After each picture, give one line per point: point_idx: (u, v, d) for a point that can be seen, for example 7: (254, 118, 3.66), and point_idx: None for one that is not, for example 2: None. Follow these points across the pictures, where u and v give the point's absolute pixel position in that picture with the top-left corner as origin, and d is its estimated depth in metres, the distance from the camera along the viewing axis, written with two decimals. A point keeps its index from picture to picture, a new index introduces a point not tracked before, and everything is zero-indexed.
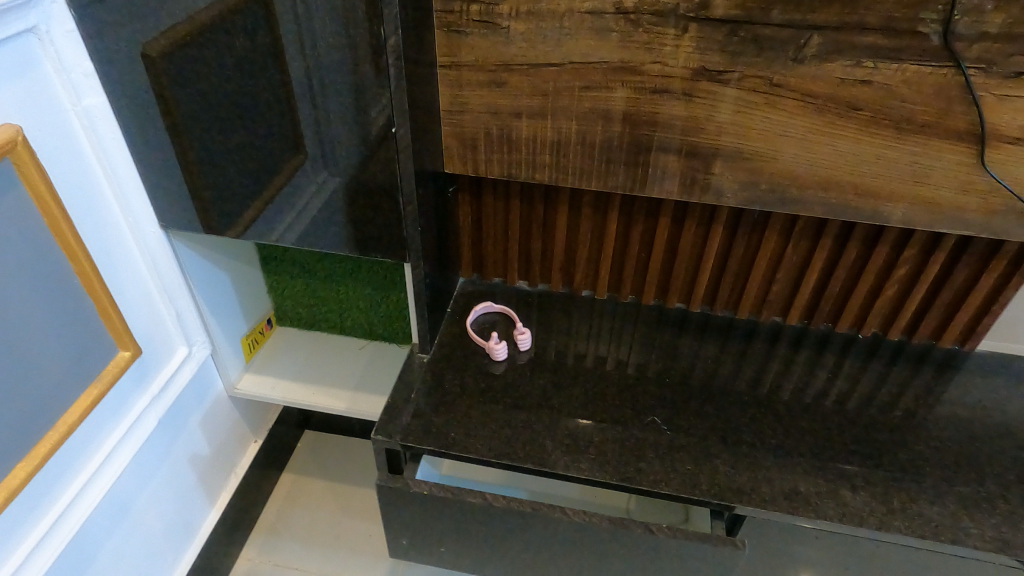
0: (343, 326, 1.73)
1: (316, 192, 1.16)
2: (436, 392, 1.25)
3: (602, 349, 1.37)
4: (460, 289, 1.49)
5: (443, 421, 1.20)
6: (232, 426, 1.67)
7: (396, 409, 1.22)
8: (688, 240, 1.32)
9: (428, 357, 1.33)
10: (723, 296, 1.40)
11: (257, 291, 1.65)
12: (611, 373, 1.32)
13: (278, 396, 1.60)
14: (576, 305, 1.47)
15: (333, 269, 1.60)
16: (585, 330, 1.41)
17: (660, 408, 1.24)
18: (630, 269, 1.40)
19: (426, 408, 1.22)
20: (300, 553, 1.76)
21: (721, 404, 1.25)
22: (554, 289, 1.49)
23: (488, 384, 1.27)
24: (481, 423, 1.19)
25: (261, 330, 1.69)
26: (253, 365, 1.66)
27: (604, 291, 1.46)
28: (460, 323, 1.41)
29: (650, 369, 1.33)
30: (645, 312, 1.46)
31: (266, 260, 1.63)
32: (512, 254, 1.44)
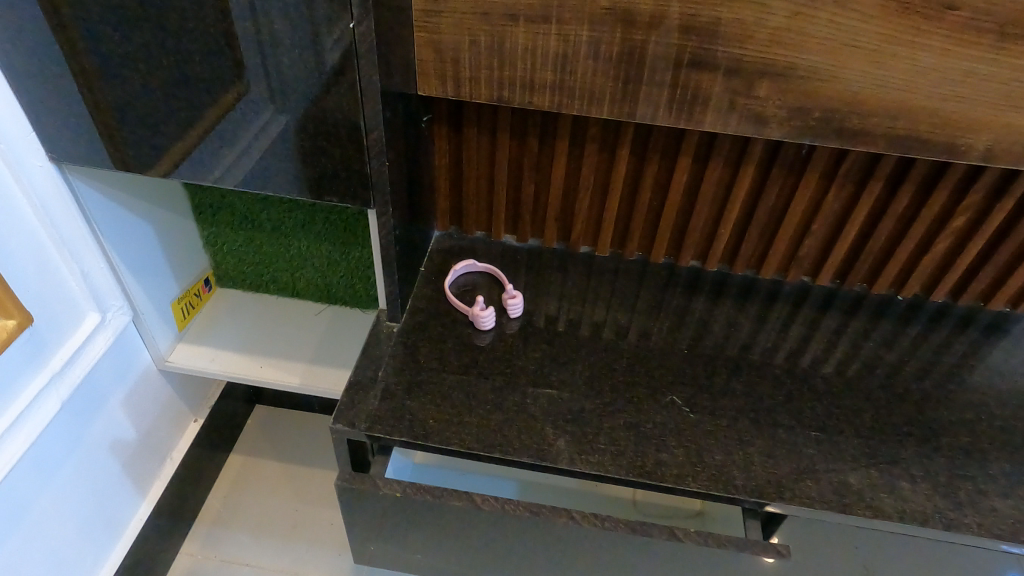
0: (295, 288, 1.48)
1: (250, 114, 0.90)
2: (409, 369, 1.02)
3: (606, 316, 1.16)
4: (435, 245, 1.25)
5: (419, 405, 0.97)
6: (165, 406, 1.41)
7: (360, 390, 0.99)
8: (711, 183, 1.10)
9: (398, 326, 1.10)
10: (746, 252, 1.20)
11: (189, 246, 1.38)
12: (619, 343, 1.11)
13: (219, 370, 1.35)
14: (573, 263, 1.24)
15: (282, 218, 1.33)
16: (586, 293, 1.19)
17: (679, 386, 1.04)
18: (639, 219, 1.18)
19: (397, 390, 0.99)
20: (251, 546, 1.54)
21: (750, 380, 1.06)
22: (547, 245, 1.26)
23: (473, 358, 1.05)
24: (466, 408, 0.97)
25: (197, 294, 1.43)
26: (188, 334, 1.40)
27: (605, 247, 1.24)
28: (437, 285, 1.17)
29: (664, 338, 1.12)
30: (654, 271, 1.24)
31: (199, 207, 1.36)
32: (498, 202, 1.20)
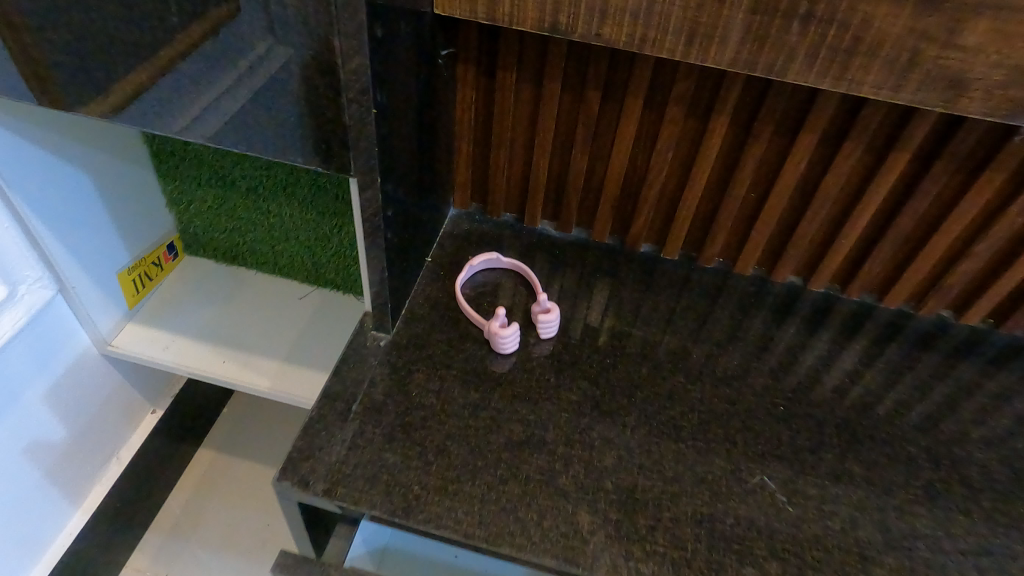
0: (277, 264, 1.19)
1: (177, 25, 0.60)
2: (393, 405, 0.73)
3: (674, 344, 0.84)
4: (448, 228, 0.95)
5: (402, 462, 0.69)
6: (109, 398, 1.15)
7: (323, 432, 0.71)
8: (842, 174, 0.78)
9: (386, 339, 0.80)
10: (871, 272, 0.87)
11: (144, 203, 1.10)
12: (689, 387, 0.79)
13: (173, 363, 1.08)
14: (631, 267, 0.93)
15: (260, 175, 1.05)
16: (645, 309, 0.88)
17: (773, 461, 0.73)
18: (728, 214, 0.86)
19: (373, 435, 0.70)
20: (212, 564, 1.29)
21: (875, 461, 0.74)
22: (598, 239, 0.95)
23: (483, 395, 0.75)
24: (466, 472, 0.68)
25: (156, 262, 1.15)
26: (141, 312, 1.13)
27: (675, 249, 0.93)
28: (444, 284, 0.88)
29: (753, 384, 0.80)
30: (738, 287, 0.92)
31: (158, 154, 1.07)
32: (537, 176, 0.89)
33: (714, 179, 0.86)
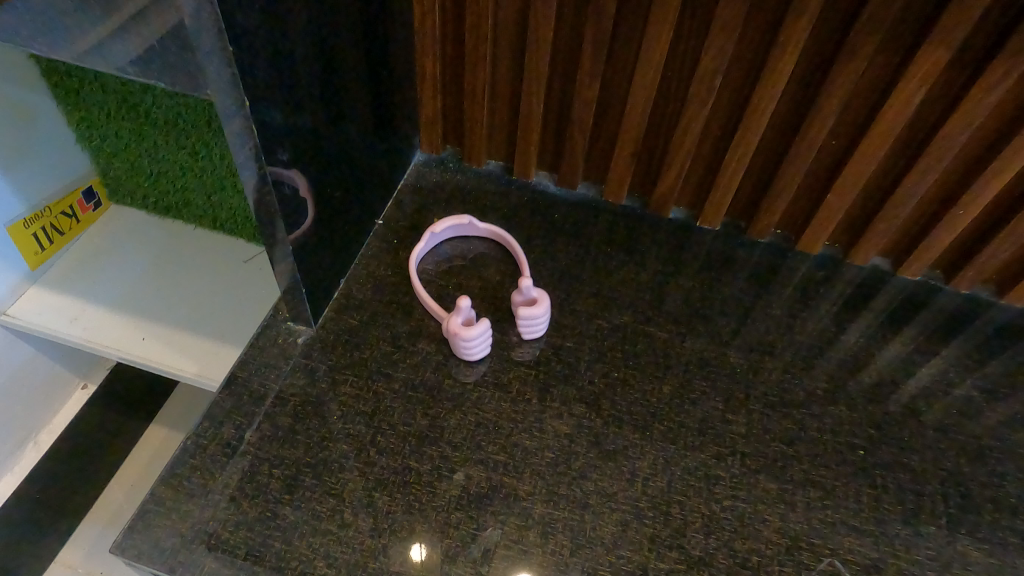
0: (216, 219, 0.97)
1: None
2: (304, 433, 0.52)
3: (710, 350, 0.60)
4: (412, 180, 0.71)
5: (305, 524, 0.47)
6: (17, 375, 0.96)
7: (198, 474, 0.49)
8: (979, 113, 0.52)
9: (305, 337, 0.58)
10: (995, 255, 0.62)
11: (46, 139, 0.87)
12: (728, 417, 0.56)
13: (79, 339, 0.88)
14: (654, 239, 0.69)
15: (180, 104, 0.81)
16: (672, 300, 0.64)
17: (849, 536, 0.50)
18: (796, 169, 0.61)
19: (268, 480, 0.49)
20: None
21: (998, 539, 0.51)
22: (611, 200, 0.70)
23: (434, 423, 0.53)
24: (397, 543, 0.47)
25: (68, 213, 0.94)
26: (48, 274, 0.92)
27: (717, 216, 0.68)
28: (397, 257, 0.64)
29: (822, 413, 0.57)
30: (799, 270, 0.68)
31: (51, 76, 0.83)
32: (531, 111, 0.64)
33: (779, 119, 0.61)
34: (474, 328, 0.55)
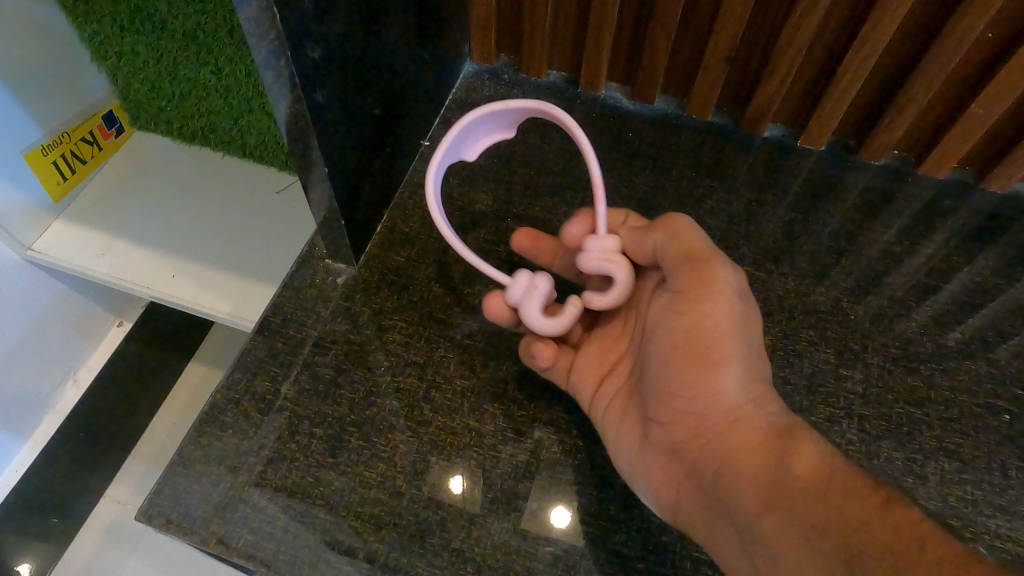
0: (245, 146, 0.89)
1: None
2: (349, 385, 0.45)
3: (816, 294, 0.51)
4: (461, 94, 0.62)
5: (352, 493, 0.41)
6: (49, 314, 0.92)
7: (230, 433, 0.43)
8: None
9: (346, 275, 0.50)
10: None
11: (57, 56, 0.79)
12: (844, 372, 0.47)
13: (109, 275, 0.83)
14: (747, 163, 0.58)
15: (198, 12, 0.72)
16: (768, 235, 0.54)
17: (996, 517, 0.41)
18: (938, 71, 0.49)
19: (310, 441, 0.43)
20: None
21: None
22: (696, 115, 0.60)
23: (495, 376, 0.46)
24: (457, 515, 0.41)
25: (88, 140, 0.87)
26: (73, 207, 0.87)
27: (823, 135, 0.57)
28: (446, 185, 0.56)
29: (955, 369, 0.48)
30: (922, 199, 0.57)
31: None
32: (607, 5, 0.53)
33: (921, 8, 0.49)
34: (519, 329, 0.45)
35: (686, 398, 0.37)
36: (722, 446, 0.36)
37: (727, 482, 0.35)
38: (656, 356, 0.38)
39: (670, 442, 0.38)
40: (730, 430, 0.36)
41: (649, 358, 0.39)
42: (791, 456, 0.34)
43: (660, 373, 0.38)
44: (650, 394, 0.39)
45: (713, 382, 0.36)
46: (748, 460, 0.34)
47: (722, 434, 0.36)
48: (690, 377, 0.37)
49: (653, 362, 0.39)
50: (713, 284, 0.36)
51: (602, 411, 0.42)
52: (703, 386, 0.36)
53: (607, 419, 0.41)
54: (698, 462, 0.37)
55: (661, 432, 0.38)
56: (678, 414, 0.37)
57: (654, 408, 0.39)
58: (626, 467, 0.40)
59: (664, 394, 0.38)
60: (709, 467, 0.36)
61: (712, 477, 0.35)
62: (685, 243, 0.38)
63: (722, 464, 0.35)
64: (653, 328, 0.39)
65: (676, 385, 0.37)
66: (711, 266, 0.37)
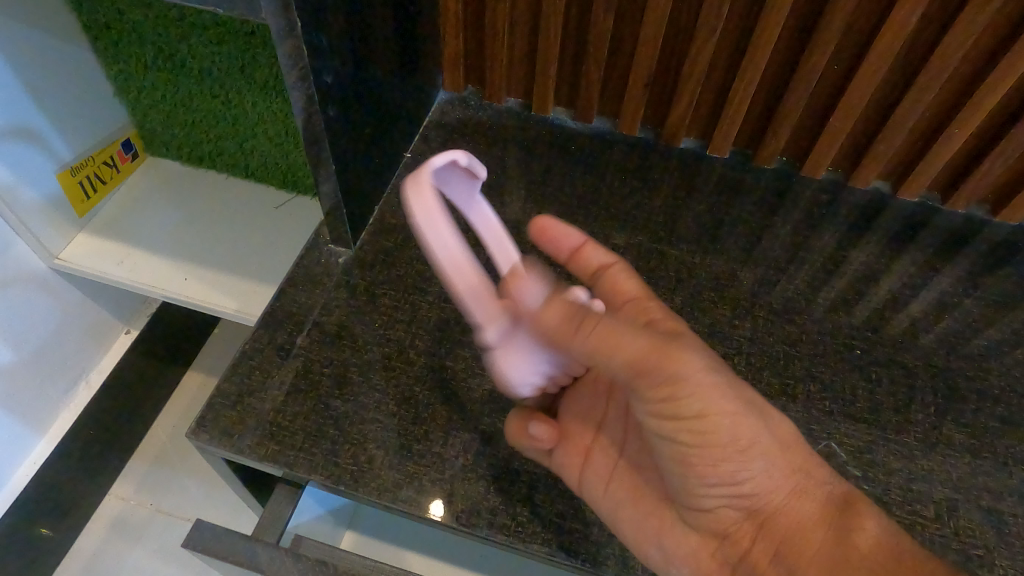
0: (247, 167, 1.02)
1: None
2: (351, 337, 0.57)
3: (718, 266, 0.65)
4: (436, 117, 0.76)
5: (355, 414, 0.53)
6: (68, 318, 1.02)
7: (257, 373, 0.55)
8: (972, 33, 0.56)
9: (346, 255, 0.63)
10: (987, 174, 0.65)
11: (85, 91, 0.93)
12: (737, 322, 0.61)
13: (126, 280, 0.94)
14: (666, 168, 0.73)
15: (214, 53, 0.85)
16: (681, 224, 0.68)
17: (844, 422, 0.55)
18: (801, 92, 0.64)
19: (321, 378, 0.55)
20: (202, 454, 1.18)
21: (984, 426, 0.55)
22: (626, 131, 0.74)
23: (465, 328, 0.59)
24: (437, 429, 0.53)
25: (108, 163, 0.99)
26: (94, 222, 0.99)
27: (725, 145, 0.72)
28: None
29: (821, 320, 0.61)
30: (803, 193, 0.72)
31: (90, 28, 0.88)
32: (550, 45, 0.68)
33: (785, 46, 0.64)
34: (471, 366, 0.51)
35: (730, 485, 0.42)
36: (780, 518, 0.42)
37: (801, 552, 0.42)
38: (674, 462, 0.42)
39: (717, 526, 0.44)
40: (786, 503, 0.42)
41: (664, 462, 0.43)
42: (856, 529, 0.41)
43: (687, 472, 0.42)
44: (683, 494, 0.44)
45: (746, 469, 0.41)
46: (813, 525, 0.42)
47: (780, 510, 0.42)
48: (727, 475, 0.41)
49: (675, 467, 0.43)
50: (699, 379, 0.39)
51: (618, 490, 0.48)
52: (745, 471, 0.41)
53: (627, 498, 0.47)
54: (757, 535, 0.43)
55: (707, 516, 0.44)
56: (719, 501, 0.43)
57: (694, 503, 0.44)
58: (660, 557, 0.45)
59: (699, 492, 0.43)
60: (776, 542, 0.42)
61: (777, 551, 0.42)
62: (637, 350, 0.38)
63: (789, 535, 0.42)
64: (651, 427, 0.42)
65: (712, 477, 0.41)
66: (679, 364, 0.39)
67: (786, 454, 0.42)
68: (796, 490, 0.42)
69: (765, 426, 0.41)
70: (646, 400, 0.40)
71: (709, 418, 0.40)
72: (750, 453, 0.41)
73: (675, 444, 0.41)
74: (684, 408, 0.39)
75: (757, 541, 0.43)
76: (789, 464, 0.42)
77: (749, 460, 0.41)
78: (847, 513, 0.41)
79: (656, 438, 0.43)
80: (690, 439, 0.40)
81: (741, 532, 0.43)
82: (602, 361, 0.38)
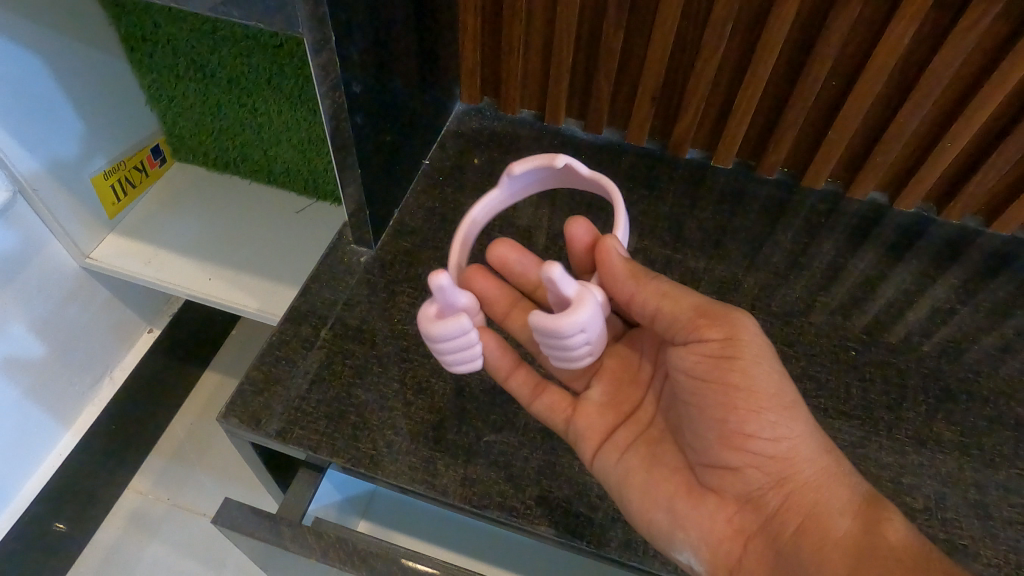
0: (270, 173, 1.06)
1: None
2: (371, 332, 0.61)
3: (720, 271, 0.68)
4: (453, 126, 0.80)
5: (375, 402, 0.57)
6: (96, 316, 1.06)
7: (284, 363, 0.59)
8: (960, 53, 0.59)
9: (367, 255, 0.67)
10: (980, 187, 0.68)
11: (119, 99, 0.97)
12: None
13: (155, 278, 0.98)
14: (671, 177, 0.76)
15: (242, 64, 0.89)
16: (686, 230, 0.72)
17: (839, 420, 0.58)
18: (801, 106, 0.68)
19: (343, 368, 0.58)
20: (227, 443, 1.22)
21: (973, 426, 0.58)
22: (633, 141, 0.78)
23: None
24: (451, 418, 0.56)
25: (138, 167, 1.03)
26: (124, 224, 1.03)
27: (728, 156, 0.75)
28: (443, 193, 0.73)
29: (819, 323, 0.64)
30: (804, 203, 0.75)
31: (127, 40, 0.93)
32: (562, 60, 0.71)
33: (785, 62, 0.68)
34: (501, 289, 0.57)
35: (764, 446, 0.44)
36: (806, 490, 0.44)
37: (822, 531, 0.43)
38: (714, 409, 0.45)
39: (736, 491, 0.46)
40: (813, 479, 0.44)
41: (700, 413, 0.46)
42: (886, 524, 0.42)
43: (723, 421, 0.45)
44: (714, 450, 0.46)
45: (787, 427, 0.44)
46: (839, 502, 0.44)
47: (807, 485, 0.44)
48: (765, 429, 0.44)
49: (711, 414, 0.45)
50: (750, 332, 0.45)
51: (633, 457, 0.50)
52: (783, 432, 0.44)
53: (642, 465, 0.50)
54: (779, 509, 0.45)
55: (728, 480, 0.46)
56: (748, 463, 0.45)
57: (718, 464, 0.46)
58: (667, 521, 0.47)
59: (733, 445, 0.45)
60: (798, 514, 0.44)
61: (796, 526, 0.44)
62: (696, 302, 0.46)
63: (813, 512, 0.44)
64: (692, 375, 0.46)
65: (748, 433, 0.44)
66: (737, 319, 0.45)
67: (817, 432, 0.45)
68: (825, 470, 0.45)
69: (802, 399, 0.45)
70: (693, 347, 0.46)
71: (761, 361, 0.44)
72: (793, 412, 0.44)
73: (715, 392, 0.45)
74: (734, 352, 0.44)
75: (779, 515, 0.45)
76: (821, 445, 0.45)
77: (788, 421, 0.44)
78: (875, 508, 0.43)
79: (696, 388, 0.46)
80: (738, 384, 0.44)
81: (765, 503, 0.45)
82: (663, 307, 0.47)
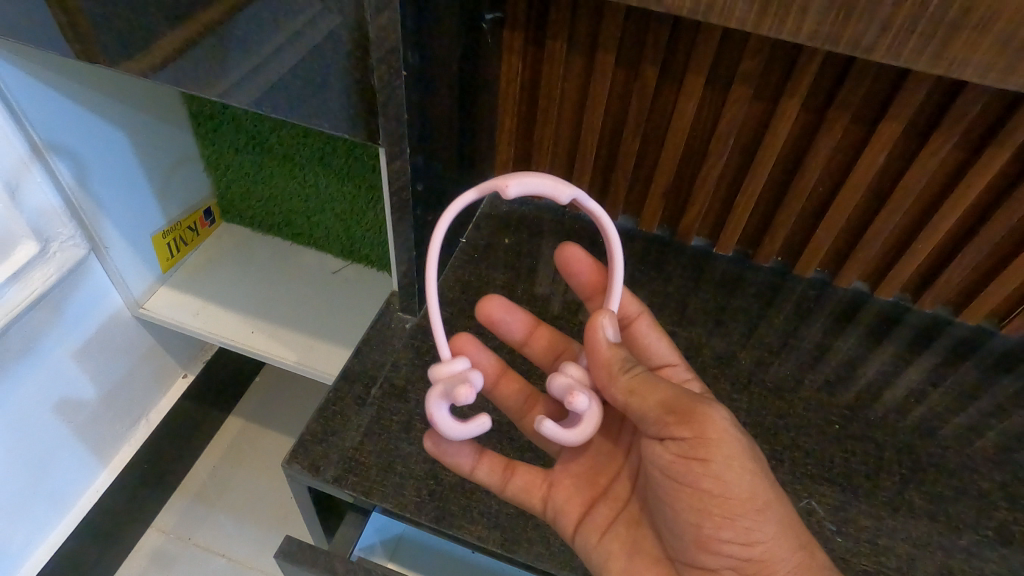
0: (310, 235, 1.16)
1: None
2: (415, 392, 0.69)
3: (721, 347, 0.77)
4: (486, 208, 0.90)
5: (418, 455, 0.65)
6: (141, 363, 1.14)
7: (338, 418, 0.67)
8: (926, 174, 0.70)
9: (411, 322, 0.76)
10: (948, 282, 0.78)
11: (182, 167, 1.09)
12: (735, 394, 0.73)
13: (200, 328, 1.07)
14: (678, 261, 0.86)
15: (298, 142, 1.00)
16: (691, 310, 0.81)
17: (824, 487, 0.66)
18: (791, 208, 0.78)
19: (391, 424, 0.67)
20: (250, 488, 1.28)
21: (941, 495, 0.66)
22: (645, 228, 0.88)
23: None
24: None
25: (191, 227, 1.14)
26: (174, 277, 1.12)
27: (729, 245, 0.86)
28: (476, 269, 0.83)
29: (808, 399, 0.73)
30: (795, 288, 0.84)
31: (195, 116, 1.05)
32: (586, 158, 0.82)
33: (778, 170, 0.79)
34: (491, 359, 0.67)
35: (738, 546, 0.51)
36: None
37: None
38: (688, 512, 0.52)
39: None
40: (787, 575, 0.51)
41: (678, 514, 0.53)
42: None
43: (699, 524, 0.51)
44: (692, 550, 0.53)
45: (759, 531, 0.50)
46: None
47: None
48: (737, 535, 0.50)
49: (687, 518, 0.52)
50: (718, 426, 0.49)
51: (613, 545, 0.57)
52: (755, 533, 0.50)
53: (625, 554, 0.57)
54: None
55: None
56: (725, 563, 0.52)
57: (699, 560, 0.53)
58: None
59: (709, 548, 0.51)
60: None
61: None
62: (663, 398, 0.51)
63: None
64: (665, 472, 0.52)
65: (719, 534, 0.51)
66: (704, 414, 0.50)
67: (786, 528, 0.51)
68: (801, 565, 0.51)
69: (774, 500, 0.51)
70: (668, 446, 0.51)
71: (732, 470, 0.50)
72: (764, 513, 0.50)
73: (685, 491, 0.51)
74: (705, 455, 0.49)
75: None
76: (794, 544, 0.52)
77: (759, 521, 0.50)
78: None
79: (671, 485, 0.52)
80: (708, 488, 0.50)
81: None
82: (633, 402, 0.52)
